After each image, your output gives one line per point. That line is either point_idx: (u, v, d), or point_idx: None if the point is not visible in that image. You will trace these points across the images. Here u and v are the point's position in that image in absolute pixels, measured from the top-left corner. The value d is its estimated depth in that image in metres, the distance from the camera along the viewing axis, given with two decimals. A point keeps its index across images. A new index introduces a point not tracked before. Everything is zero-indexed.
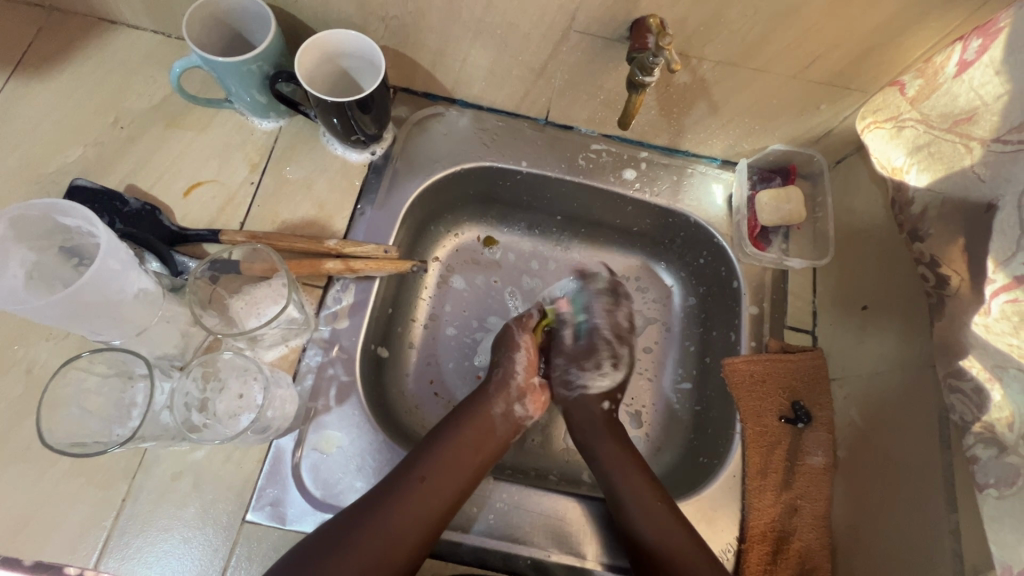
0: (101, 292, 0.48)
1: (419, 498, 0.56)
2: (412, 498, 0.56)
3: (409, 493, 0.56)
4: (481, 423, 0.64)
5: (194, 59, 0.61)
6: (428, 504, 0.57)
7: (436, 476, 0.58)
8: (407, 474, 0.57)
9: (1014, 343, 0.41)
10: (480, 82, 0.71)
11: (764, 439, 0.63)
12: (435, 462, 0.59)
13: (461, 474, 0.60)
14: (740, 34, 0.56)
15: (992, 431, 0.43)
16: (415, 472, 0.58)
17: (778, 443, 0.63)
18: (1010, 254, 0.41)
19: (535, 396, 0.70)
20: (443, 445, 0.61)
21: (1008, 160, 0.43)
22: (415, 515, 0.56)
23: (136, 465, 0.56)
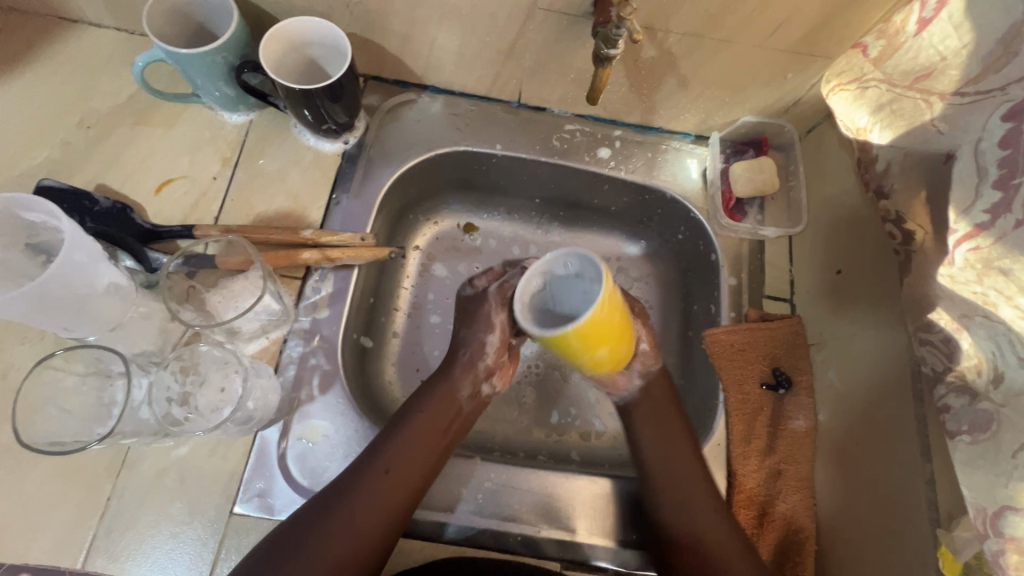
0: (69, 285, 0.47)
1: (377, 488, 0.55)
2: (374, 488, 0.55)
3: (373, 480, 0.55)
4: (447, 407, 0.60)
5: (156, 53, 0.60)
6: (393, 495, 0.55)
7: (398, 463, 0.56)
8: (372, 460, 0.56)
9: (977, 291, 0.41)
10: (450, 66, 0.71)
11: (746, 408, 0.63)
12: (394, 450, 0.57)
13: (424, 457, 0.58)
14: (704, 3, 0.56)
15: (964, 379, 0.44)
16: (379, 460, 0.56)
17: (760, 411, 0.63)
18: (970, 203, 0.42)
19: (503, 372, 0.65)
20: (403, 429, 0.58)
21: (965, 112, 0.43)
22: (379, 504, 0.54)
23: (119, 464, 0.56)
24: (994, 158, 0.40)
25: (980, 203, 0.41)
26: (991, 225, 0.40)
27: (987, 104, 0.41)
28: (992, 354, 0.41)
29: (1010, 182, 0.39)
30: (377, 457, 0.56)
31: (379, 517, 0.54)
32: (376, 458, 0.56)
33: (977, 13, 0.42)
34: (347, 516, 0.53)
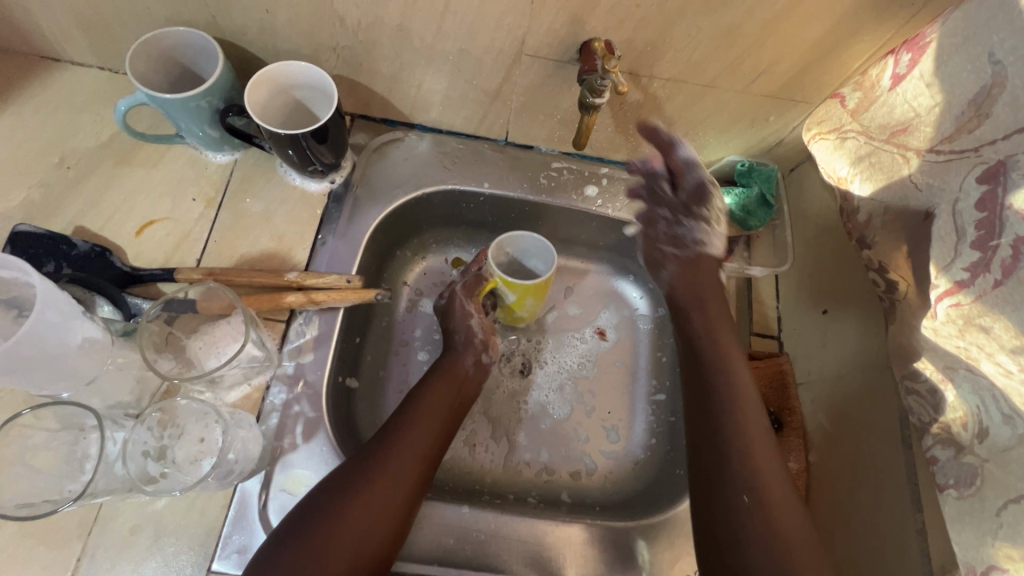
0: (40, 346, 0.46)
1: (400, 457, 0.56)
2: (378, 484, 0.54)
3: (373, 477, 0.54)
4: (453, 375, 0.67)
5: (139, 97, 0.60)
6: (398, 490, 0.55)
7: (408, 448, 0.58)
8: (376, 456, 0.56)
9: (961, 346, 0.42)
10: (437, 106, 0.71)
11: (726, 363, 0.61)
12: (400, 442, 0.58)
13: (427, 440, 0.59)
14: (686, 52, 0.57)
15: (950, 432, 0.44)
16: (382, 459, 0.56)
17: (732, 364, 0.61)
18: (949, 260, 0.42)
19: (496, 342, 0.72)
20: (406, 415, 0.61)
21: (941, 167, 0.44)
22: (388, 501, 0.54)
23: (91, 521, 0.54)
24: (971, 220, 0.41)
25: (960, 261, 0.41)
26: (971, 283, 0.41)
27: (962, 164, 0.42)
28: (976, 407, 0.41)
29: (987, 244, 0.40)
30: (380, 458, 0.56)
31: (380, 518, 0.53)
32: (385, 450, 0.57)
33: (948, 73, 0.44)
34: (341, 522, 0.51)
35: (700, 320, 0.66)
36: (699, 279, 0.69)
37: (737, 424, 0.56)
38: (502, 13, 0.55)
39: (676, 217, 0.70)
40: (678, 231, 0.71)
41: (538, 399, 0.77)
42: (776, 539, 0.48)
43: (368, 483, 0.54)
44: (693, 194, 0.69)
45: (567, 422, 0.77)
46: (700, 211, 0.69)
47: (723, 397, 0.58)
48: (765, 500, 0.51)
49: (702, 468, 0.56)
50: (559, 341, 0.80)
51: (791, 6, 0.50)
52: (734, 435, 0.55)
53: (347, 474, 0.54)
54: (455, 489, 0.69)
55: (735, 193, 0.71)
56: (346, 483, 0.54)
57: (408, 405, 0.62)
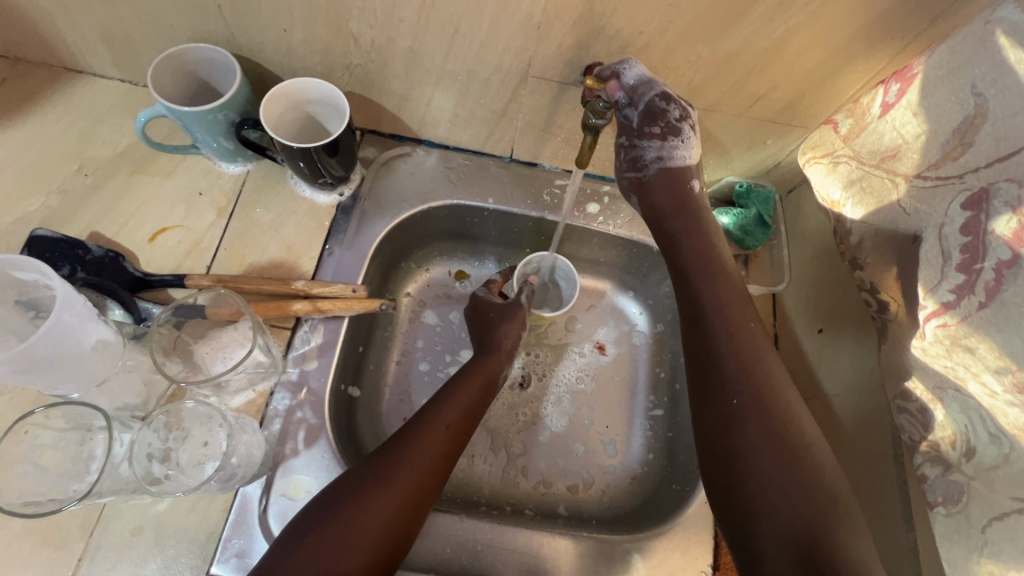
0: (56, 347, 0.47)
1: (418, 457, 0.57)
2: (378, 507, 0.53)
3: (375, 495, 0.53)
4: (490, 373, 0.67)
5: (158, 109, 0.62)
6: (404, 512, 0.54)
7: (417, 464, 0.56)
8: (382, 473, 0.55)
9: (948, 365, 0.43)
10: (445, 123, 0.74)
11: (724, 303, 0.59)
12: (408, 454, 0.56)
13: (441, 445, 0.59)
14: (686, 77, 0.59)
15: (939, 450, 0.45)
16: (389, 476, 0.54)
17: (731, 303, 0.59)
18: (936, 282, 0.44)
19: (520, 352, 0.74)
20: (419, 424, 0.59)
21: (929, 193, 0.45)
22: (393, 521, 0.53)
23: (94, 521, 0.55)
24: (957, 243, 0.42)
25: (946, 283, 0.43)
26: (956, 304, 0.42)
27: (948, 190, 0.44)
28: (964, 426, 0.42)
29: (972, 267, 0.41)
30: (385, 475, 0.55)
31: (377, 540, 0.52)
32: (390, 466, 0.55)
33: (934, 103, 0.45)
34: (335, 540, 0.51)
35: (692, 250, 0.64)
36: (677, 191, 0.66)
37: (743, 364, 0.55)
38: (510, 36, 0.57)
39: (632, 141, 0.65)
40: (637, 152, 0.66)
41: (537, 411, 0.78)
42: (791, 472, 0.49)
43: (371, 503, 0.53)
44: (646, 114, 0.61)
45: (565, 436, 0.77)
46: (656, 131, 0.62)
47: (726, 338, 0.56)
48: (775, 435, 0.50)
49: (707, 410, 0.55)
50: (559, 355, 0.81)
51: (786, 35, 0.52)
52: (741, 377, 0.54)
53: (350, 490, 0.53)
54: (453, 499, 0.70)
55: (733, 212, 0.74)
56: (349, 498, 0.53)
57: (428, 408, 0.62)
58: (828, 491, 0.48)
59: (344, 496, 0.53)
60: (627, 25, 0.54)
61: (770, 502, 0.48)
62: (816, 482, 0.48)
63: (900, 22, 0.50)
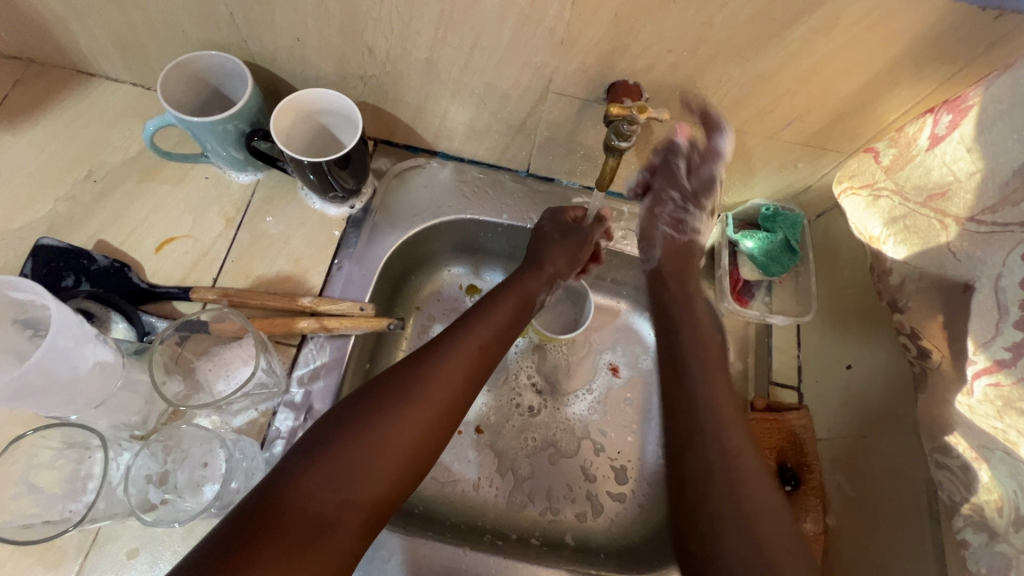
0: (51, 372, 0.46)
1: (451, 369, 0.54)
2: (409, 420, 0.50)
3: (406, 409, 0.50)
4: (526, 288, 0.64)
5: (168, 118, 0.61)
6: (429, 431, 0.51)
7: (449, 380, 0.53)
8: (414, 383, 0.52)
9: (999, 427, 0.42)
10: (461, 136, 0.71)
11: (697, 354, 0.57)
12: (436, 369, 0.53)
13: (470, 365, 0.55)
14: (715, 97, 0.56)
15: (982, 515, 0.44)
16: (420, 389, 0.51)
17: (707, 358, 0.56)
18: (988, 338, 0.43)
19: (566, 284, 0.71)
20: (451, 344, 0.56)
21: None
22: (418, 438, 0.50)
23: (89, 543, 0.53)
24: (1015, 297, 0.41)
25: (1000, 340, 0.42)
26: (1012, 363, 0.41)
27: (1005, 239, 0.43)
28: (1012, 492, 0.41)
29: None
30: (418, 386, 0.52)
31: (406, 455, 0.49)
32: (423, 378, 0.52)
33: (993, 140, 0.44)
34: (363, 445, 0.47)
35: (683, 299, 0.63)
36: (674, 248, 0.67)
37: (718, 419, 0.51)
38: (532, 51, 0.55)
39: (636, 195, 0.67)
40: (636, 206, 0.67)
41: (546, 436, 0.75)
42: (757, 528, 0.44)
43: (399, 413, 0.50)
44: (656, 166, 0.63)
45: (575, 462, 0.75)
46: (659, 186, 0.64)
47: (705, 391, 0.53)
48: (744, 488, 0.46)
49: (673, 455, 0.51)
50: (571, 377, 0.78)
51: (827, 57, 0.49)
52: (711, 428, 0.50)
53: (380, 399, 0.50)
54: (458, 526, 0.68)
55: (759, 237, 0.68)
56: (381, 404, 0.50)
57: (456, 331, 0.58)
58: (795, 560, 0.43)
59: (376, 403, 0.50)
60: (655, 43, 0.51)
61: (734, 552, 0.44)
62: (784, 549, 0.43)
63: (951, 47, 0.46)
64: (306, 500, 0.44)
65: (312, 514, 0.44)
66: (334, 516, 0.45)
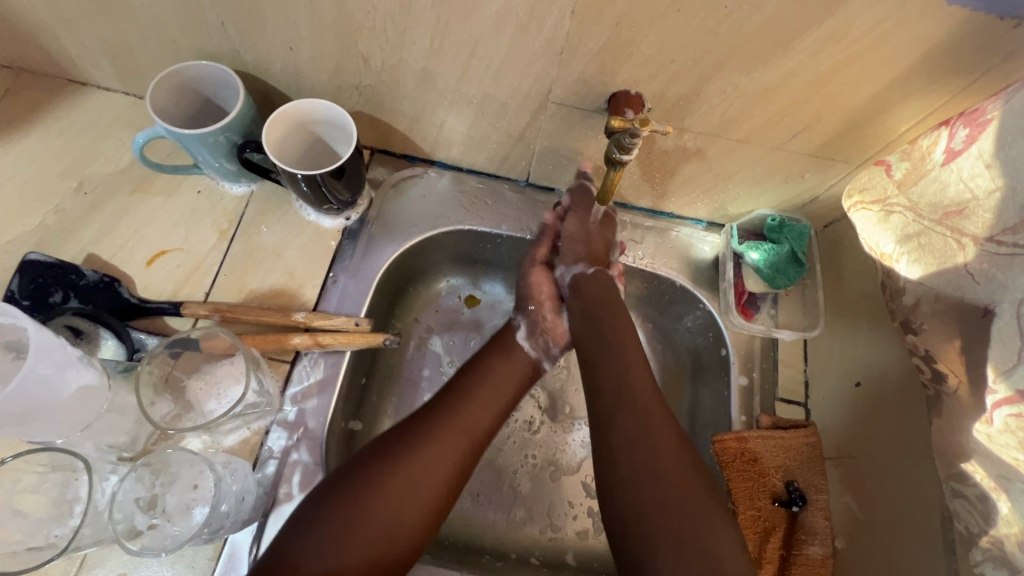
0: (30, 398, 0.45)
1: (455, 432, 0.53)
2: (398, 487, 0.49)
3: (393, 479, 0.49)
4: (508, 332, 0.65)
5: (158, 130, 0.59)
6: (429, 488, 0.50)
7: (451, 443, 0.52)
8: (403, 449, 0.51)
9: (1019, 457, 0.40)
10: (459, 146, 0.69)
11: (632, 367, 0.58)
12: (433, 435, 0.52)
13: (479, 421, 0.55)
14: (721, 108, 0.54)
15: (1002, 548, 0.42)
16: (410, 456, 0.51)
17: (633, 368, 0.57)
18: (1010, 365, 0.41)
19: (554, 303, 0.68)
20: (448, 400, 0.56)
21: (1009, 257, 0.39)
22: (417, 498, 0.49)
23: (76, 568, 0.52)
24: None
25: None
26: None
27: None
28: None
29: None
30: (409, 451, 0.51)
31: (395, 528, 0.48)
32: (421, 434, 0.52)
33: (1010, 156, 0.43)
34: (348, 515, 0.47)
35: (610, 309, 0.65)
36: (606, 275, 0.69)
37: (645, 422, 0.53)
38: (530, 61, 0.53)
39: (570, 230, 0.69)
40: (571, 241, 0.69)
41: (547, 452, 0.74)
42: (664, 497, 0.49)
43: (394, 471, 0.50)
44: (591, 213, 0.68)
45: (576, 478, 0.73)
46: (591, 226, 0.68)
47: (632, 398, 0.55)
48: (659, 472, 0.51)
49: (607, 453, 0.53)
50: (572, 390, 0.77)
51: (837, 68, 0.47)
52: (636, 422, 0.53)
53: (369, 467, 0.50)
54: (455, 546, 0.66)
55: (764, 248, 0.67)
56: (368, 472, 0.50)
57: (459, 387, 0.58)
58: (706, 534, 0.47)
59: (365, 471, 0.50)
60: (658, 53, 0.49)
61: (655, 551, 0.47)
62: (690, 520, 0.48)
63: (967, 57, 0.44)
64: (291, 572, 0.45)
65: None
66: None
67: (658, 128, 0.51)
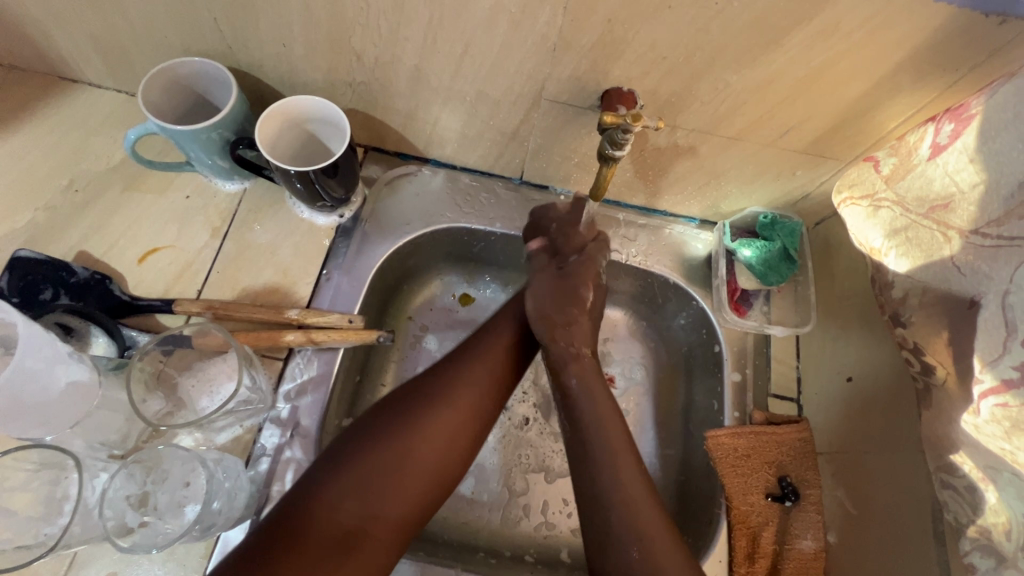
0: (18, 393, 0.45)
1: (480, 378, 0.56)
2: (434, 435, 0.51)
3: (426, 426, 0.51)
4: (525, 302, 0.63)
5: (150, 127, 0.59)
6: (450, 441, 0.52)
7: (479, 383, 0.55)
8: (435, 396, 0.53)
9: (1005, 448, 0.41)
10: (453, 143, 0.70)
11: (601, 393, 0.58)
12: (463, 384, 0.55)
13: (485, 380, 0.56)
14: (712, 106, 0.55)
15: (989, 537, 0.42)
16: (444, 400, 0.53)
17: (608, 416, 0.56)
18: (995, 355, 0.41)
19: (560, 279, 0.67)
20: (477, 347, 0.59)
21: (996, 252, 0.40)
22: (456, 441, 0.52)
23: (66, 566, 0.52)
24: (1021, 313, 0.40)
25: (1008, 358, 0.40)
26: (1019, 383, 0.39)
27: (1010, 252, 0.42)
28: (1019, 516, 0.40)
29: None
30: (444, 398, 0.53)
31: (429, 473, 0.51)
32: (450, 383, 0.55)
33: (995, 150, 0.43)
34: (384, 462, 0.49)
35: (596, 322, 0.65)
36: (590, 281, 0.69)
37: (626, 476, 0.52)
38: (523, 57, 0.53)
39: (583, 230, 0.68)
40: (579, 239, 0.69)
41: (541, 450, 0.74)
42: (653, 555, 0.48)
43: (416, 433, 0.51)
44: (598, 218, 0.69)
45: (570, 476, 0.73)
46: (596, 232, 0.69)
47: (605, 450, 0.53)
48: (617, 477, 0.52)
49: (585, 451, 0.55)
50: None
51: (827, 65, 0.48)
52: (616, 481, 0.52)
53: (402, 411, 0.52)
54: (450, 543, 0.66)
55: (757, 245, 0.68)
56: (401, 419, 0.52)
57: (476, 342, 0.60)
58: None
59: (398, 418, 0.52)
60: (650, 50, 0.49)
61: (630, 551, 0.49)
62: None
63: (953, 54, 0.45)
64: (328, 517, 0.47)
65: (335, 530, 0.46)
66: (356, 530, 0.47)
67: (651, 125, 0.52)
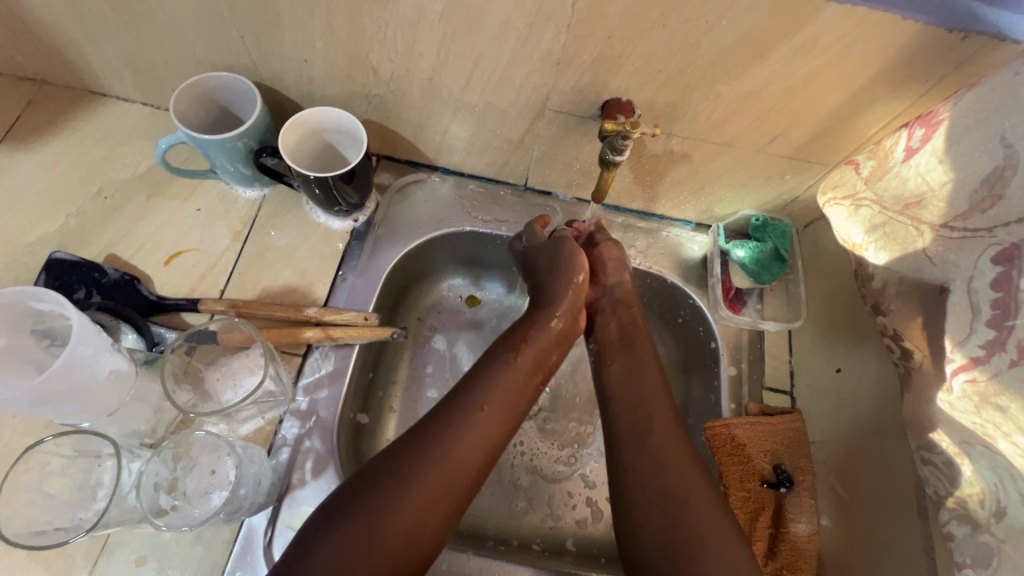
0: (71, 379, 0.49)
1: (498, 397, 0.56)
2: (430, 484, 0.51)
3: (420, 477, 0.50)
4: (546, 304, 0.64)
5: (180, 136, 0.63)
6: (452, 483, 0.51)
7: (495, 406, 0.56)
8: (433, 443, 0.52)
9: (977, 421, 0.44)
10: (461, 152, 0.74)
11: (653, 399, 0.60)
12: (469, 422, 0.54)
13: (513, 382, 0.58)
14: (703, 114, 0.59)
15: (966, 507, 0.46)
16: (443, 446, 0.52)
17: (649, 397, 0.60)
18: (964, 337, 0.46)
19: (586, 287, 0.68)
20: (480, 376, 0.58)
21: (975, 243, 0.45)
22: (434, 511, 0.50)
23: (98, 550, 0.54)
24: (987, 298, 0.44)
25: (975, 338, 0.45)
26: (986, 360, 0.44)
27: (976, 243, 0.45)
28: (993, 485, 0.43)
29: (1003, 324, 0.43)
30: (439, 445, 0.52)
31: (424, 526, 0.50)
32: (451, 425, 0.54)
33: (961, 152, 0.47)
34: (378, 519, 0.48)
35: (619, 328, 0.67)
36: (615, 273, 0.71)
37: (658, 444, 0.57)
38: (528, 70, 0.57)
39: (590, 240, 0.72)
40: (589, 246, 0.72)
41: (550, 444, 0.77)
42: (683, 515, 0.52)
43: (415, 483, 0.50)
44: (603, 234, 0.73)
45: (574, 470, 0.76)
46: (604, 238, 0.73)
47: (647, 429, 0.58)
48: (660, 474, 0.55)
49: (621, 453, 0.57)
50: (569, 386, 0.80)
51: (808, 76, 0.52)
52: (649, 457, 0.56)
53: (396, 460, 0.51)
54: (461, 533, 0.69)
55: (749, 246, 0.72)
56: (395, 473, 0.51)
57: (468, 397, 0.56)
58: (720, 552, 0.50)
59: (394, 469, 0.51)
60: (645, 63, 0.54)
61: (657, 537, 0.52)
62: (707, 536, 0.51)
63: (921, 65, 0.49)
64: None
65: None
66: None
67: (648, 131, 0.56)
